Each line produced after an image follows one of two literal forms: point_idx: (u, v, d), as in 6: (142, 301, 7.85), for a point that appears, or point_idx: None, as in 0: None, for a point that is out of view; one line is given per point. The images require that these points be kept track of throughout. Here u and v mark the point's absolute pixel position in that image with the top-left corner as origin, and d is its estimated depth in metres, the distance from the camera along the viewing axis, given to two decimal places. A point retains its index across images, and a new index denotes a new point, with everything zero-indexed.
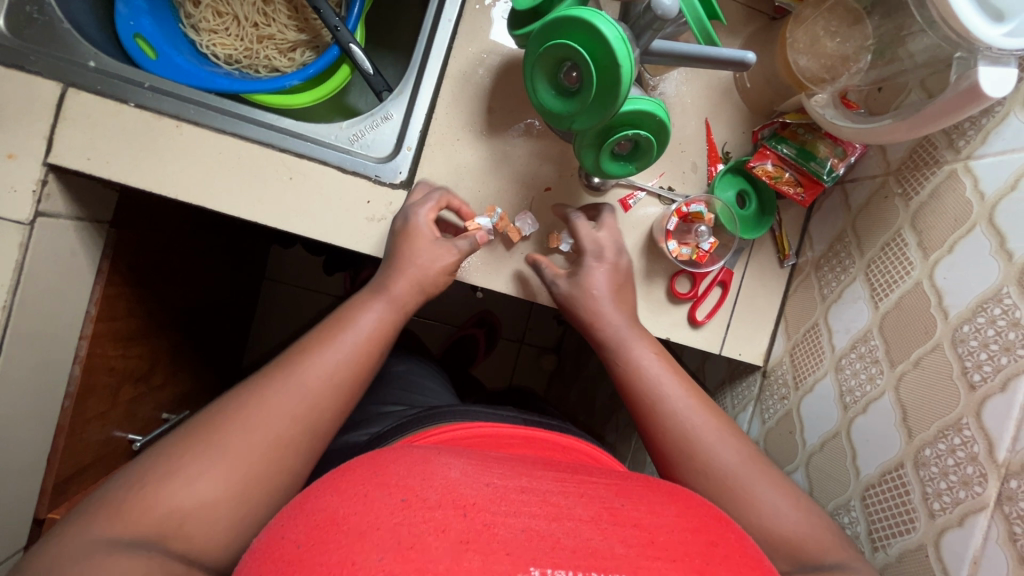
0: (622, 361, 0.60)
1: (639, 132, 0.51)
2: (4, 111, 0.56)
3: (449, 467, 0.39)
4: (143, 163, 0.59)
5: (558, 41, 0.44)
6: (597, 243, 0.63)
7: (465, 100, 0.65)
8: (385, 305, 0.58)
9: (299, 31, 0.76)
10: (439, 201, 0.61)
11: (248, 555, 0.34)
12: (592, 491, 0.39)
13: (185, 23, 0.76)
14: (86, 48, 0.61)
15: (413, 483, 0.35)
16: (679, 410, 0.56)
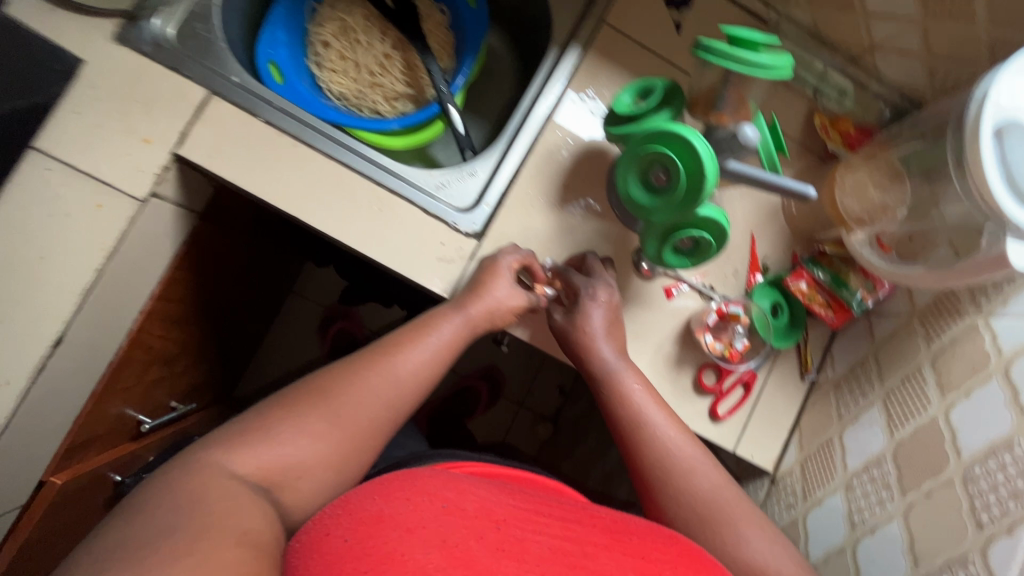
0: (608, 394, 0.66)
1: (703, 235, 0.57)
2: (153, 103, 0.64)
3: (475, 488, 0.47)
4: (257, 170, 0.66)
5: (656, 147, 0.52)
6: (599, 297, 0.67)
7: (545, 173, 0.73)
8: (461, 324, 0.64)
9: (407, 85, 0.85)
10: (523, 256, 0.67)
11: (298, 544, 0.41)
12: (599, 522, 0.47)
13: (312, 58, 0.84)
14: (234, 65, 0.69)
15: (450, 493, 0.44)
16: (662, 445, 0.62)
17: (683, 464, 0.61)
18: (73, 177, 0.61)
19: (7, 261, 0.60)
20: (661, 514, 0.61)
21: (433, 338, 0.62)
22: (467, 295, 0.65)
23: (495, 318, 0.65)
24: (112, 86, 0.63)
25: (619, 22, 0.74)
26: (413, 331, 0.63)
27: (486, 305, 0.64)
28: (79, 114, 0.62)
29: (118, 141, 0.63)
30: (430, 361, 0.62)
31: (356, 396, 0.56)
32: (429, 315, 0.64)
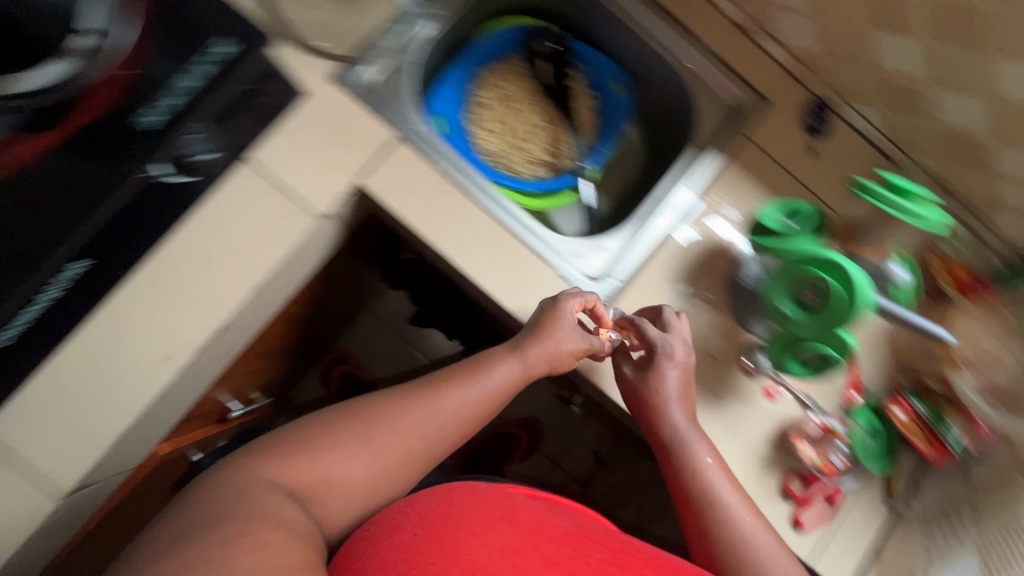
0: (680, 464, 0.69)
1: (837, 354, 0.62)
2: (352, 138, 0.73)
3: (520, 506, 0.61)
4: (425, 211, 0.74)
5: (816, 270, 0.57)
6: (671, 357, 0.70)
7: (673, 261, 0.78)
8: (517, 366, 0.69)
9: (548, 154, 0.93)
10: (587, 300, 0.70)
11: (374, 527, 0.55)
12: (623, 547, 0.62)
13: (467, 112, 0.91)
14: (418, 115, 0.78)
15: (503, 509, 0.59)
16: (734, 520, 0.66)
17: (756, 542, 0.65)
18: (268, 191, 0.69)
19: (205, 248, 0.67)
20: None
21: (490, 379, 0.68)
22: (523, 343, 0.69)
23: (552, 363, 0.70)
24: (320, 117, 0.72)
25: (762, 140, 0.82)
26: (467, 369, 0.69)
27: (542, 356, 0.69)
28: (285, 135, 0.71)
29: (315, 165, 0.71)
30: (484, 399, 0.67)
31: (411, 421, 0.63)
32: (482, 358, 0.70)
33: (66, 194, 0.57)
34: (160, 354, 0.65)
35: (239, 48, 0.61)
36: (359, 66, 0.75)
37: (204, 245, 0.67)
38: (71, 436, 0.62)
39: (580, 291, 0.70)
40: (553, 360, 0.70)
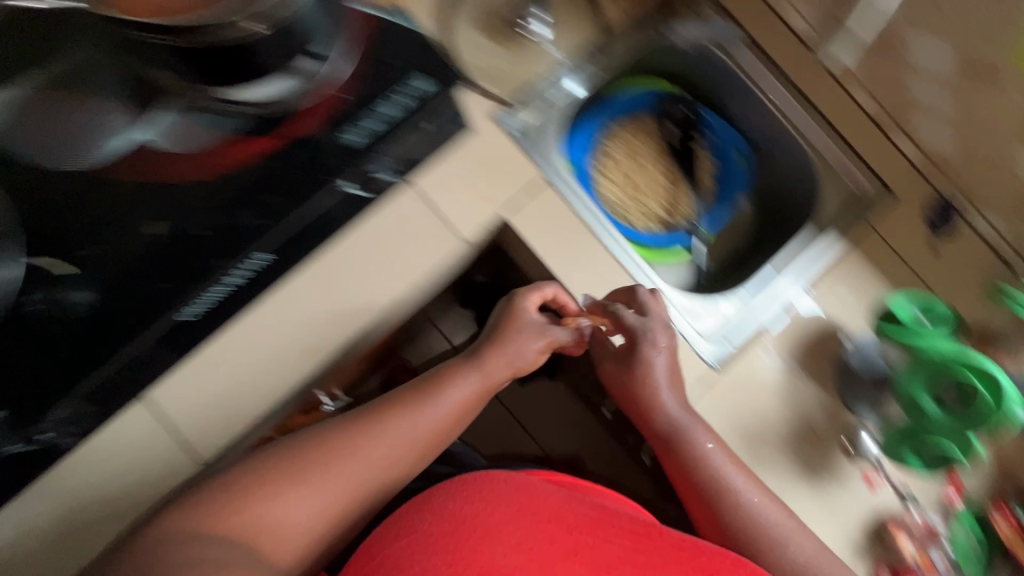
0: (686, 453, 0.72)
1: (969, 454, 0.69)
2: (503, 175, 0.80)
3: (548, 499, 0.65)
4: (560, 252, 0.80)
5: (985, 373, 0.66)
6: (654, 346, 0.75)
7: (786, 334, 0.80)
8: (481, 378, 0.75)
9: (664, 211, 0.97)
10: (545, 292, 0.78)
11: (396, 521, 0.61)
12: (656, 537, 0.63)
13: (597, 163, 0.95)
14: (561, 162, 0.84)
15: (517, 500, 0.63)
16: (746, 504, 0.69)
17: (776, 527, 0.68)
18: (424, 214, 0.77)
19: (369, 257, 0.75)
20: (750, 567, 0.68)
21: (451, 395, 0.73)
22: (480, 357, 0.76)
23: (512, 365, 0.77)
24: (476, 154, 0.79)
25: (886, 230, 0.84)
26: (435, 385, 0.73)
27: (495, 368, 0.76)
28: (445, 166, 0.78)
29: (466, 197, 0.78)
30: (448, 413, 0.72)
31: (376, 434, 0.67)
32: (445, 372, 0.75)
33: (265, 193, 0.63)
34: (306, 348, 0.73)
35: (434, 87, 0.67)
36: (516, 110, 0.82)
37: (367, 253, 0.75)
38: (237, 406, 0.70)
39: (536, 284, 0.78)
40: (509, 364, 0.77)
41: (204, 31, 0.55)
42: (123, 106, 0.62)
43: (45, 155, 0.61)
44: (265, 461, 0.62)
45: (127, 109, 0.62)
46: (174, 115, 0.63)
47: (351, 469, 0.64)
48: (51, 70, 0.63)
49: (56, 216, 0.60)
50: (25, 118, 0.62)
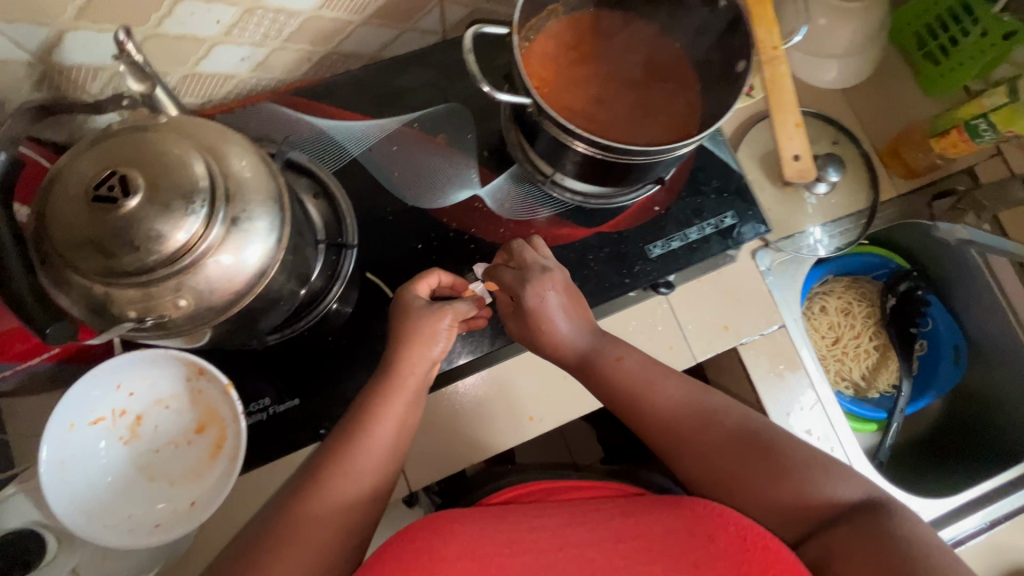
0: (599, 366, 0.60)
1: None
2: (748, 305, 0.78)
3: (470, 520, 0.48)
4: (779, 399, 0.78)
5: None
6: (540, 291, 0.60)
7: (977, 560, 0.80)
8: (408, 402, 0.55)
9: (861, 378, 0.96)
10: (431, 282, 0.60)
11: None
12: (600, 515, 0.49)
13: (808, 310, 0.96)
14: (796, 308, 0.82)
15: (431, 547, 0.45)
16: (676, 401, 0.57)
17: (700, 408, 0.57)
18: (667, 322, 0.76)
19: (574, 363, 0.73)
20: (707, 466, 0.55)
21: (393, 411, 0.54)
22: (396, 375, 0.55)
23: (433, 359, 0.58)
24: (729, 279, 0.79)
25: None
26: (361, 410, 0.54)
27: (420, 365, 0.56)
28: (699, 282, 0.78)
29: (709, 319, 0.77)
30: (405, 427, 0.55)
31: (332, 459, 0.51)
32: (382, 394, 0.54)
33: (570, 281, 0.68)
34: (528, 414, 0.71)
35: (733, 220, 0.72)
36: (768, 249, 0.82)
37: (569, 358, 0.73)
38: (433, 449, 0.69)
39: (421, 273, 0.60)
40: (424, 361, 0.57)
41: (607, 155, 0.57)
42: (475, 167, 0.71)
43: (398, 187, 0.70)
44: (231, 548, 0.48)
45: (478, 169, 0.71)
46: (514, 185, 0.71)
47: (292, 531, 0.47)
48: (423, 114, 0.73)
49: (397, 244, 0.69)
50: (392, 148, 0.71)
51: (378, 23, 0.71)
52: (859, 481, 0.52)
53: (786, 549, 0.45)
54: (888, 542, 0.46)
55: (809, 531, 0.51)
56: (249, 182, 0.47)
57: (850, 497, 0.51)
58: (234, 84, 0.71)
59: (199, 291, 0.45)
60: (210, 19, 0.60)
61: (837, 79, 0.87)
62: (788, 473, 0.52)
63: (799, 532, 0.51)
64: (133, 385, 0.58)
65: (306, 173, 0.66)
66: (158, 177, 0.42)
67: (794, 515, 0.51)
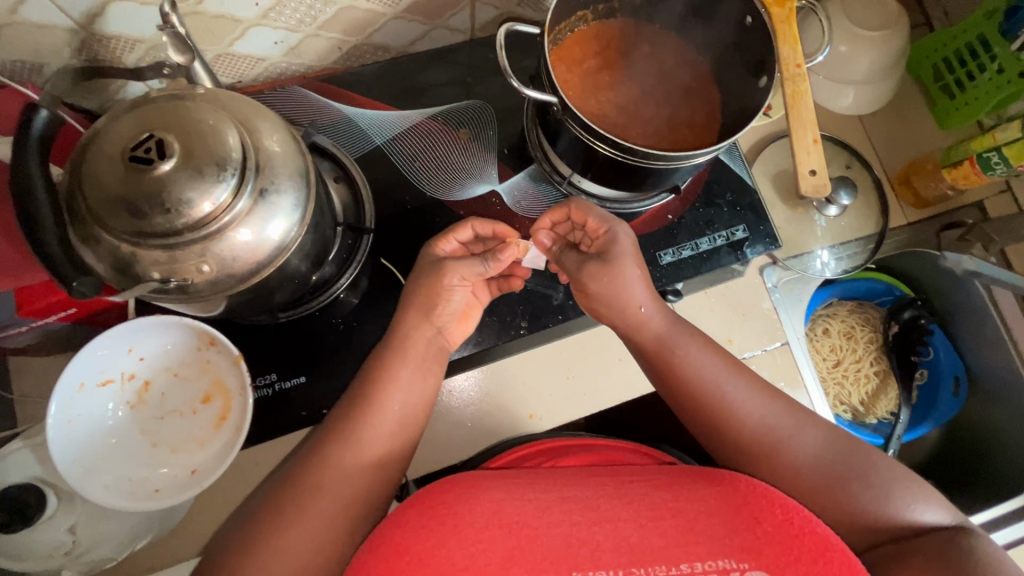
0: (668, 362, 0.61)
1: None
2: (752, 320, 0.78)
3: (493, 486, 0.48)
4: None
5: None
6: (619, 262, 0.61)
7: None
8: (414, 368, 0.58)
9: (860, 403, 0.96)
10: (456, 232, 0.63)
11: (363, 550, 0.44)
12: (632, 489, 0.48)
13: (811, 332, 0.97)
14: (799, 329, 0.80)
15: (457, 500, 0.46)
16: (746, 412, 0.59)
17: (772, 425, 0.58)
18: None
19: (567, 364, 0.72)
20: (779, 480, 0.57)
21: (398, 400, 0.56)
22: (401, 336, 0.59)
23: (439, 325, 0.62)
24: (736, 294, 0.79)
25: None
26: (371, 376, 0.57)
27: (429, 332, 0.61)
28: (707, 294, 0.78)
29: (712, 331, 0.77)
30: (412, 406, 0.58)
31: (352, 429, 0.54)
32: (391, 365, 0.57)
33: None
34: (529, 412, 0.71)
35: (745, 233, 0.73)
36: (775, 266, 0.82)
37: (564, 361, 0.72)
38: (431, 442, 0.69)
39: (445, 230, 0.63)
40: (442, 319, 0.62)
41: (627, 158, 0.58)
42: (494, 163, 0.73)
43: (419, 177, 0.71)
44: (246, 516, 0.51)
45: (497, 165, 0.73)
46: (531, 183, 0.72)
47: (324, 501, 0.51)
48: (446, 108, 0.74)
49: (412, 233, 0.70)
50: (413, 139, 0.72)
51: (411, 18, 0.73)
52: (933, 501, 0.54)
53: (833, 533, 0.44)
54: (960, 556, 0.50)
55: (874, 541, 0.54)
56: (278, 157, 0.48)
57: (932, 522, 0.53)
58: (264, 66, 0.73)
59: (222, 259, 0.46)
60: (249, 1, 0.61)
61: (855, 105, 0.89)
62: (860, 483, 0.55)
63: (862, 541, 0.54)
64: (145, 349, 0.59)
65: (330, 157, 0.67)
66: (192, 144, 0.44)
67: (865, 530, 0.54)
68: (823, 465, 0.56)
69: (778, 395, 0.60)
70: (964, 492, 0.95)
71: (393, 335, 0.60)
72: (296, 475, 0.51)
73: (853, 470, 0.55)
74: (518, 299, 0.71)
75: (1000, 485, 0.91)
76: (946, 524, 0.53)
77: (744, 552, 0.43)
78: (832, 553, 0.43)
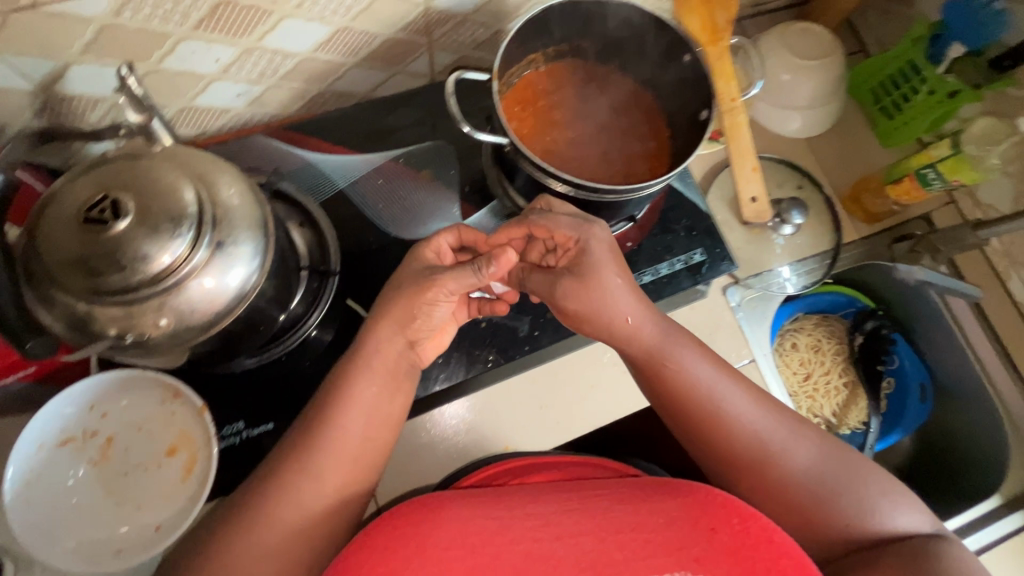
0: (662, 374, 0.61)
1: None
2: (718, 340, 0.80)
3: (460, 505, 0.47)
4: None
5: None
6: (595, 269, 0.60)
7: None
8: (376, 382, 0.57)
9: (833, 414, 0.97)
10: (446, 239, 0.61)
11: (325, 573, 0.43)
12: (597, 503, 0.47)
13: (780, 347, 0.99)
14: (764, 346, 0.82)
15: (421, 520, 0.45)
16: (745, 422, 0.59)
17: (767, 437, 0.58)
18: None
19: (538, 392, 0.73)
20: (767, 488, 0.57)
21: (360, 415, 0.55)
22: (363, 351, 0.57)
23: (408, 338, 0.59)
24: (701, 315, 0.81)
25: None
26: (330, 396, 0.56)
27: (397, 346, 0.59)
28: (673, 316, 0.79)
29: None
30: (376, 424, 0.57)
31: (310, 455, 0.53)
32: (354, 383, 0.56)
33: (545, 313, 0.73)
34: (503, 443, 0.71)
35: (702, 256, 0.75)
36: (737, 285, 0.85)
37: (536, 390, 0.73)
38: (404, 482, 0.68)
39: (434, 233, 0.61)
40: (416, 333, 0.59)
41: (597, 193, 0.59)
42: (457, 200, 0.75)
43: (383, 219, 0.73)
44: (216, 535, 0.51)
45: (460, 202, 0.75)
46: (492, 219, 0.74)
47: (284, 534, 0.51)
48: (408, 150, 0.77)
49: (378, 273, 0.71)
50: (377, 181, 0.74)
51: (371, 65, 0.76)
52: (914, 509, 0.56)
53: (789, 540, 0.44)
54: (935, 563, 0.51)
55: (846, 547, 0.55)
56: (236, 206, 0.49)
57: (909, 529, 0.54)
58: (228, 117, 0.74)
59: (181, 311, 0.46)
60: (209, 57, 0.63)
61: (801, 128, 0.94)
62: (840, 492, 0.56)
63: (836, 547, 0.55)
64: (107, 404, 0.58)
65: (293, 203, 0.69)
66: (149, 202, 0.45)
67: (839, 538, 0.55)
68: (812, 471, 0.57)
69: (781, 409, 0.60)
70: (940, 496, 0.97)
71: (353, 347, 0.59)
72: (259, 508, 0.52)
73: (841, 483, 0.56)
74: (485, 332, 0.72)
75: (972, 488, 0.93)
76: (924, 532, 0.55)
77: (700, 563, 0.43)
78: (786, 561, 0.42)
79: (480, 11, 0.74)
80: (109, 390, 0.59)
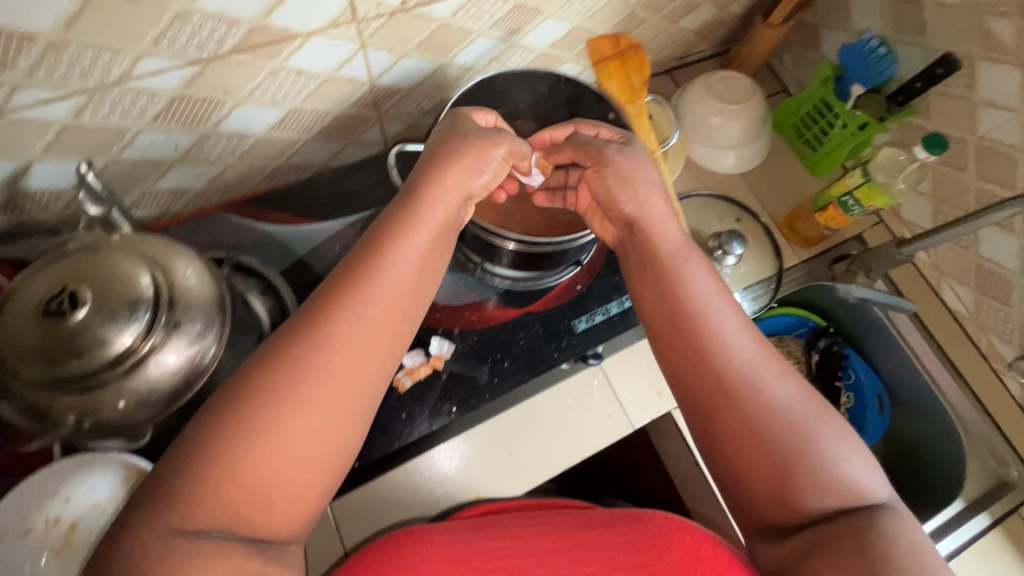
0: (674, 273, 0.56)
1: None
2: None
3: (444, 531, 0.49)
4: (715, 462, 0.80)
5: None
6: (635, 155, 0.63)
7: None
8: (432, 231, 0.52)
9: None
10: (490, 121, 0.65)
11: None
12: (565, 529, 0.50)
13: None
14: None
15: (410, 543, 0.47)
16: (728, 345, 0.50)
17: (749, 368, 0.49)
18: (604, 394, 0.79)
19: (503, 438, 0.75)
20: (745, 426, 0.48)
21: (410, 267, 0.49)
22: (415, 205, 0.53)
23: (466, 193, 0.57)
24: None
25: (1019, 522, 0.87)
26: (374, 247, 0.48)
27: (454, 193, 0.55)
28: (631, 350, 0.81)
29: (641, 386, 0.80)
30: (426, 276, 0.50)
31: (336, 317, 0.44)
32: (407, 230, 0.50)
33: (504, 360, 0.76)
34: (473, 492, 0.72)
35: None
36: None
37: (501, 436, 0.75)
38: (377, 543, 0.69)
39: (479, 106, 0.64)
40: (473, 188, 0.58)
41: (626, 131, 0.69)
42: None
43: None
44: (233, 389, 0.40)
45: None
46: (450, 274, 0.79)
47: (278, 428, 0.39)
48: (365, 215, 0.82)
49: None
50: (336, 247, 0.79)
51: (326, 138, 0.81)
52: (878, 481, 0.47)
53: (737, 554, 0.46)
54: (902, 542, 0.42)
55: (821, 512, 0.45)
56: (195, 286, 0.52)
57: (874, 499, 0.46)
58: (191, 197, 0.78)
59: (140, 393, 0.48)
60: (169, 144, 0.68)
61: (736, 164, 1.01)
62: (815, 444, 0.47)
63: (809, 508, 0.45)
64: (70, 489, 0.58)
65: (254, 274, 0.71)
66: (106, 290, 0.47)
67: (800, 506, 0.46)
68: (790, 407, 0.48)
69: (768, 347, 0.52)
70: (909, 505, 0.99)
71: (410, 188, 0.55)
72: (253, 381, 0.41)
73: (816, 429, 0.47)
74: (448, 383, 0.74)
75: (938, 493, 0.96)
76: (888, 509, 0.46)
77: None
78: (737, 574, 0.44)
79: (424, 84, 0.80)
80: (73, 475, 0.59)
